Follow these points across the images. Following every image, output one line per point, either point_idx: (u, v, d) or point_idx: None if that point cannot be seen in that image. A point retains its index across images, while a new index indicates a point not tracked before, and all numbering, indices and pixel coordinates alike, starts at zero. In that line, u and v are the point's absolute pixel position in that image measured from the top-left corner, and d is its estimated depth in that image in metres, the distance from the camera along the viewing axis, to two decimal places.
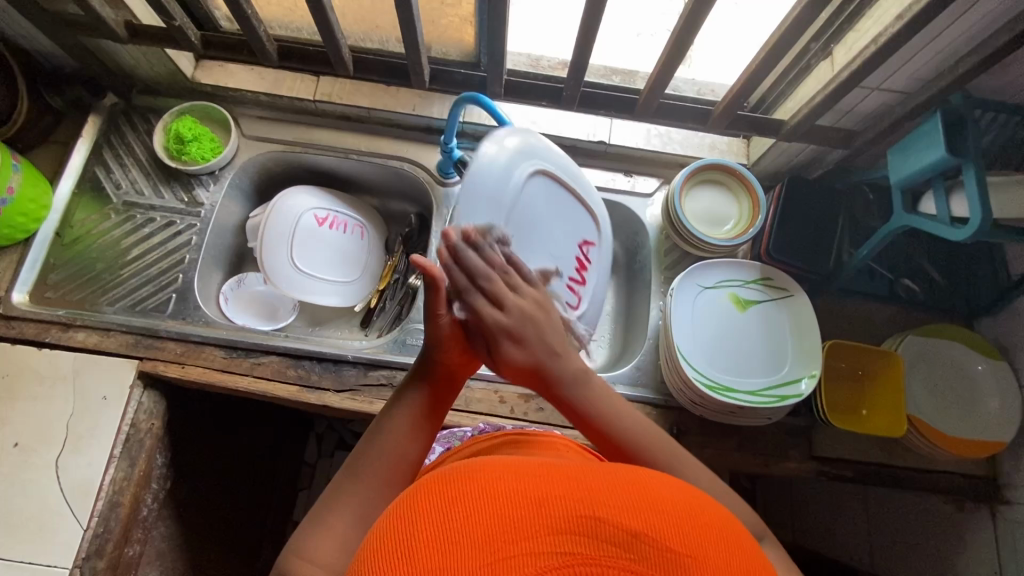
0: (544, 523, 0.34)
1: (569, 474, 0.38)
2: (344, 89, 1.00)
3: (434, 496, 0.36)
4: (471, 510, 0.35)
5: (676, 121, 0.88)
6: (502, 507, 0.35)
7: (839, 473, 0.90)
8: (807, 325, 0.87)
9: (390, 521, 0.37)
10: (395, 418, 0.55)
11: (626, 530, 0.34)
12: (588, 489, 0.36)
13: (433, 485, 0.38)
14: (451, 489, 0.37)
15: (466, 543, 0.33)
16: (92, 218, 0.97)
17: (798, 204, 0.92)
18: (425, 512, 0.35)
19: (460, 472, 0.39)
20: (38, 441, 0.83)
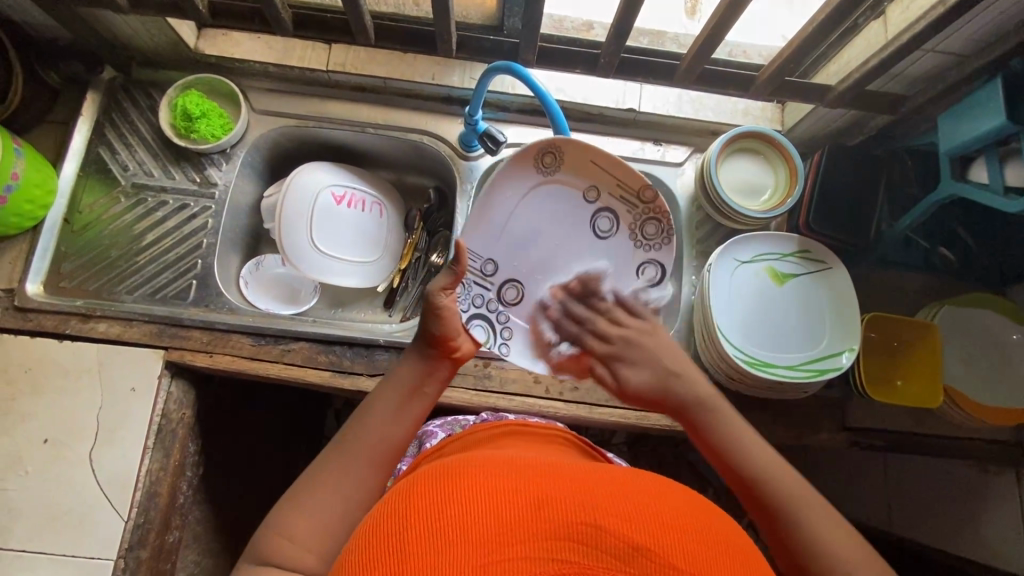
0: (546, 530, 0.35)
1: (578, 480, 0.39)
2: (359, 57, 0.95)
3: (443, 485, 0.38)
4: (476, 503, 0.36)
5: (716, 87, 0.83)
6: (505, 507, 0.36)
7: (871, 442, 0.91)
8: (846, 298, 0.85)
9: (388, 513, 0.38)
10: (384, 394, 0.58)
11: (627, 542, 0.34)
12: (597, 499, 0.37)
13: (448, 473, 0.40)
14: (462, 481, 0.38)
15: (463, 540, 0.34)
16: (101, 202, 0.93)
17: (839, 171, 0.88)
18: (431, 494, 0.37)
19: (466, 471, 0.40)
20: (69, 435, 0.82)
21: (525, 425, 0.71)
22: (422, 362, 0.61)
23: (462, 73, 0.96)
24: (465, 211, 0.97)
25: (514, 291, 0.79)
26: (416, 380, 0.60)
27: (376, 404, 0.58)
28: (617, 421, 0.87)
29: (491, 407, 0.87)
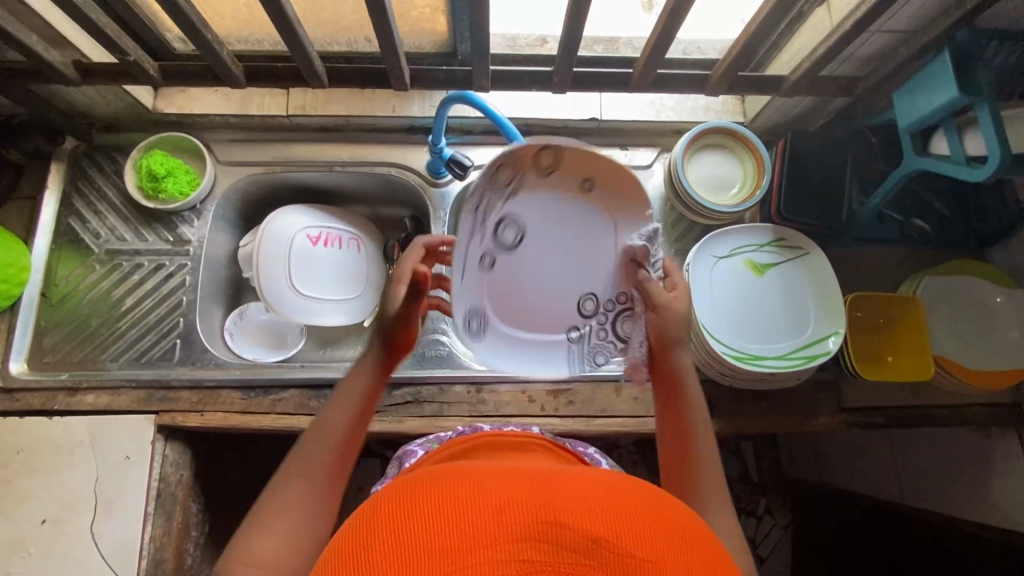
0: (503, 530, 0.34)
1: (538, 480, 0.39)
2: (317, 98, 0.95)
3: (394, 505, 0.37)
4: (433, 516, 0.35)
5: (675, 90, 0.83)
6: (466, 513, 0.35)
7: (870, 421, 0.91)
8: (827, 281, 0.86)
9: (348, 533, 0.36)
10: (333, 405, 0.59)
11: (585, 535, 0.34)
12: (555, 496, 0.37)
13: (402, 490, 0.38)
14: (414, 496, 0.37)
15: (421, 553, 0.32)
16: (76, 272, 0.92)
17: (804, 157, 0.88)
18: (384, 519, 0.36)
19: (425, 483, 0.39)
20: (68, 513, 0.81)
21: (497, 433, 0.71)
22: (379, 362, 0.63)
23: (421, 101, 0.96)
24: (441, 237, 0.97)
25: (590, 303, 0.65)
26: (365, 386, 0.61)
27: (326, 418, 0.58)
28: (615, 430, 0.87)
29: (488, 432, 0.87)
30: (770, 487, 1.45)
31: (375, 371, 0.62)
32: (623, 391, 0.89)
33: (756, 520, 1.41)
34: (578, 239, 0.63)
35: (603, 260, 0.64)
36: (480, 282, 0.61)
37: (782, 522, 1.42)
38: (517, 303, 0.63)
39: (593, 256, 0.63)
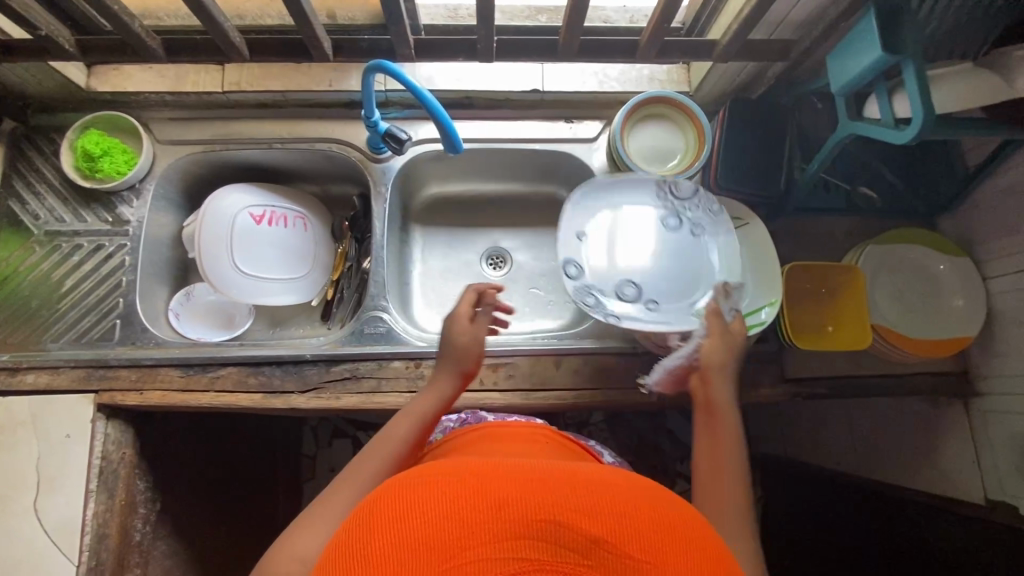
0: (505, 530, 0.36)
1: (539, 477, 0.41)
2: (252, 74, 0.93)
3: (407, 498, 0.40)
4: (437, 513, 0.38)
5: (606, 58, 0.81)
6: (470, 512, 0.38)
7: (814, 391, 0.90)
8: (765, 251, 0.84)
9: (353, 528, 0.40)
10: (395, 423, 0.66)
11: (585, 535, 0.36)
12: (554, 493, 0.39)
13: (409, 485, 0.41)
14: (426, 492, 0.40)
15: (426, 550, 0.36)
16: (16, 254, 0.92)
17: (743, 125, 0.87)
18: (398, 505, 0.39)
19: (428, 479, 0.42)
20: (10, 492, 0.82)
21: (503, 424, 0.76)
22: (452, 377, 0.71)
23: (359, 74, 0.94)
24: (381, 213, 0.96)
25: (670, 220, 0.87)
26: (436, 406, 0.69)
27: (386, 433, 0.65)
28: (554, 404, 0.87)
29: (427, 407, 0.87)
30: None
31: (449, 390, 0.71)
32: (563, 365, 0.89)
33: None
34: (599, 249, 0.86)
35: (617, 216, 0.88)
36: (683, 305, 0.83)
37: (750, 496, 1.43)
38: (689, 287, 0.84)
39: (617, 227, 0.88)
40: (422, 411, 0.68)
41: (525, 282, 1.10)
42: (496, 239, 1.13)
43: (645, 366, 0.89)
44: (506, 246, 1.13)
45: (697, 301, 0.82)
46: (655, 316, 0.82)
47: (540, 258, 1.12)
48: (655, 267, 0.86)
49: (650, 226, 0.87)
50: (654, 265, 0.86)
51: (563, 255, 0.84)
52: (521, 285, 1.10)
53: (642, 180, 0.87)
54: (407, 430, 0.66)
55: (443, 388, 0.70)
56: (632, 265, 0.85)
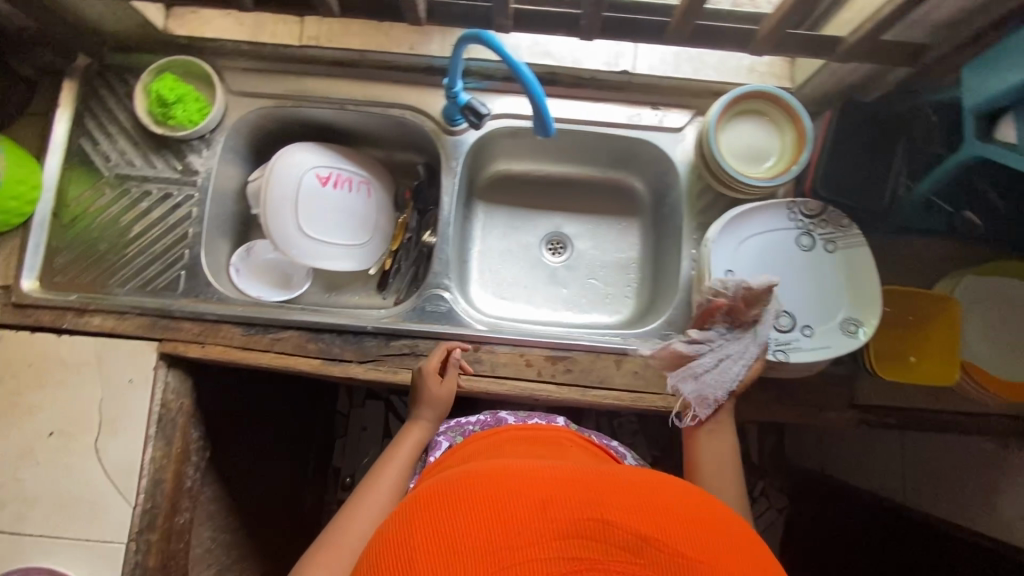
0: (556, 530, 0.39)
1: (575, 481, 0.44)
2: (332, 29, 0.92)
3: (450, 506, 0.42)
4: (486, 518, 0.40)
5: (712, 47, 0.73)
6: (518, 515, 0.40)
7: (882, 420, 0.86)
8: (864, 267, 0.79)
9: (396, 539, 0.41)
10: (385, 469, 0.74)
11: (633, 534, 0.39)
12: (593, 497, 0.42)
13: (448, 495, 0.44)
14: (467, 498, 0.42)
15: (481, 555, 0.38)
16: (87, 194, 0.92)
17: (850, 131, 0.81)
18: (440, 508, 0.42)
19: (467, 486, 0.44)
20: (74, 428, 0.84)
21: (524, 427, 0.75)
22: (429, 425, 0.81)
23: (441, 41, 0.92)
24: (451, 188, 0.93)
25: (807, 238, 0.81)
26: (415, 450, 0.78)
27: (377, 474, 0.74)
28: (611, 403, 0.85)
29: (482, 392, 0.85)
30: (769, 468, 1.43)
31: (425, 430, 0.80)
32: (624, 364, 0.86)
33: None
34: (740, 285, 0.80)
35: (752, 247, 0.81)
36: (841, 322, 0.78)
37: (777, 504, 1.39)
38: (837, 302, 0.79)
39: (755, 258, 0.81)
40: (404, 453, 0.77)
41: (585, 272, 1.07)
42: (558, 223, 1.09)
43: None
44: (567, 232, 1.09)
45: (845, 317, 0.78)
46: (811, 343, 0.78)
47: (602, 247, 1.08)
48: (800, 287, 0.80)
49: (782, 252, 0.81)
50: (796, 288, 0.80)
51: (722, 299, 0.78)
52: (580, 274, 1.07)
53: (772, 206, 0.81)
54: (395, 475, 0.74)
55: (416, 437, 0.79)
56: (776, 295, 0.80)
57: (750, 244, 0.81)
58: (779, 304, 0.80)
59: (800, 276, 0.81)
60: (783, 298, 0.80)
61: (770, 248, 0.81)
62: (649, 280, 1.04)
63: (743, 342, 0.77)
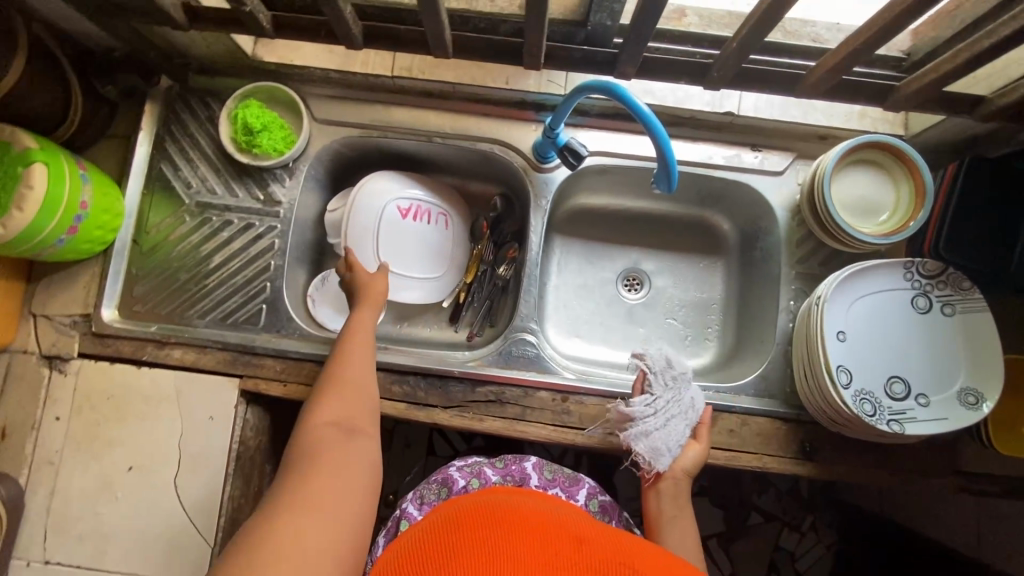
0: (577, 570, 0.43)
1: (605, 543, 0.49)
2: (425, 61, 0.89)
3: (490, 530, 0.47)
4: (517, 544, 0.45)
5: (850, 100, 0.69)
6: (547, 552, 0.45)
7: (985, 489, 0.83)
8: (987, 335, 0.75)
9: (434, 544, 0.47)
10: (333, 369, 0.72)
11: None
12: (619, 558, 0.46)
13: (488, 519, 0.49)
14: (506, 527, 0.48)
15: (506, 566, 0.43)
16: (167, 221, 0.90)
17: (974, 190, 0.77)
18: (482, 526, 0.48)
19: (509, 518, 0.49)
20: (153, 463, 0.83)
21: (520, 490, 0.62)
22: (369, 307, 0.81)
23: (539, 76, 0.89)
24: (539, 228, 0.90)
25: (923, 300, 0.77)
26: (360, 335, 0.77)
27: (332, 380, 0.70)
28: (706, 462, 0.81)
29: (571, 444, 0.82)
30: (820, 502, 1.29)
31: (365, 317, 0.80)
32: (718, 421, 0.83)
33: (798, 535, 1.27)
34: (851, 347, 0.76)
35: (864, 305, 0.77)
36: (958, 392, 0.74)
37: (826, 541, 1.27)
38: (953, 371, 0.75)
39: (868, 317, 0.77)
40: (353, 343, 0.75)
41: (663, 311, 1.01)
42: (636, 259, 1.04)
43: (807, 436, 0.83)
44: (645, 268, 1.03)
45: (964, 387, 0.75)
46: (928, 414, 0.74)
47: (682, 286, 1.02)
48: (914, 351, 0.77)
49: (896, 313, 0.77)
50: (908, 351, 0.77)
51: (834, 361, 0.75)
52: (658, 313, 1.01)
53: (891, 264, 0.77)
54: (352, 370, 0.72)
55: (369, 311, 0.80)
56: (890, 360, 0.76)
57: (863, 302, 0.77)
58: (892, 369, 0.76)
59: (912, 341, 0.77)
60: (897, 364, 0.76)
61: (884, 309, 0.77)
62: (733, 326, 0.98)
63: (858, 410, 0.73)
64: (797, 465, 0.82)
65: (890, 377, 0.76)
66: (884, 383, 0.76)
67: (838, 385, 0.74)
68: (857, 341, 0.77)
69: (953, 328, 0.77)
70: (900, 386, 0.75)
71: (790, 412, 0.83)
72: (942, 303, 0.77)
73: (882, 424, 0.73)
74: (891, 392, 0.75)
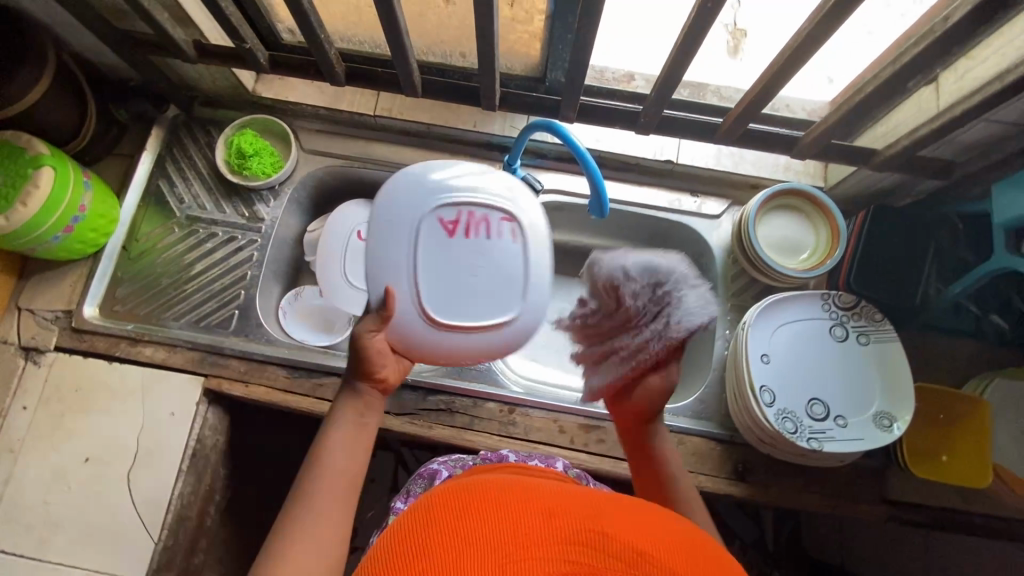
0: (556, 535, 0.38)
1: (587, 505, 0.43)
2: (404, 104, 1.00)
3: (463, 506, 0.41)
4: (492, 518, 0.39)
5: (760, 147, 0.79)
6: (521, 515, 0.40)
7: (912, 518, 0.86)
8: (898, 364, 0.82)
9: (404, 528, 0.41)
10: (327, 448, 0.58)
11: (630, 548, 0.37)
12: (599, 517, 0.41)
13: (461, 494, 0.43)
14: (477, 502, 0.41)
15: (482, 545, 0.37)
16: (157, 231, 0.98)
17: (882, 234, 0.85)
18: (456, 505, 0.42)
19: (479, 491, 0.43)
20: (109, 456, 0.85)
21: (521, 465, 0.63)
22: (360, 390, 0.63)
23: (502, 121, 1.00)
24: None
25: (840, 329, 0.84)
26: (356, 412, 0.62)
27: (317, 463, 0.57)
28: None
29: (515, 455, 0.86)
30: None
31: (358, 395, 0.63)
32: None
33: None
34: (776, 369, 0.82)
35: (787, 331, 0.84)
36: (874, 416, 0.80)
37: None
38: (867, 397, 0.81)
39: (792, 343, 0.84)
40: (348, 422, 0.61)
41: None
42: None
43: (740, 458, 0.87)
44: None
45: (879, 411, 0.80)
46: (846, 434, 0.79)
47: None
48: (833, 377, 0.83)
49: (817, 341, 0.84)
50: (828, 375, 0.83)
51: (758, 381, 0.81)
52: None
53: (810, 295, 0.84)
54: (344, 449, 0.58)
55: (355, 396, 0.62)
56: (810, 383, 0.82)
57: (786, 329, 0.84)
58: (813, 391, 0.82)
59: (830, 367, 0.83)
60: (817, 388, 0.82)
61: (806, 335, 0.84)
62: None
63: (779, 427, 0.78)
64: (730, 486, 0.85)
65: (812, 399, 0.81)
66: (805, 404, 0.81)
67: (761, 405, 0.79)
68: (782, 364, 0.83)
69: (868, 358, 0.83)
70: (820, 407, 0.81)
71: (724, 433, 0.88)
72: (857, 333, 0.84)
73: (802, 442, 0.78)
74: (811, 413, 0.81)
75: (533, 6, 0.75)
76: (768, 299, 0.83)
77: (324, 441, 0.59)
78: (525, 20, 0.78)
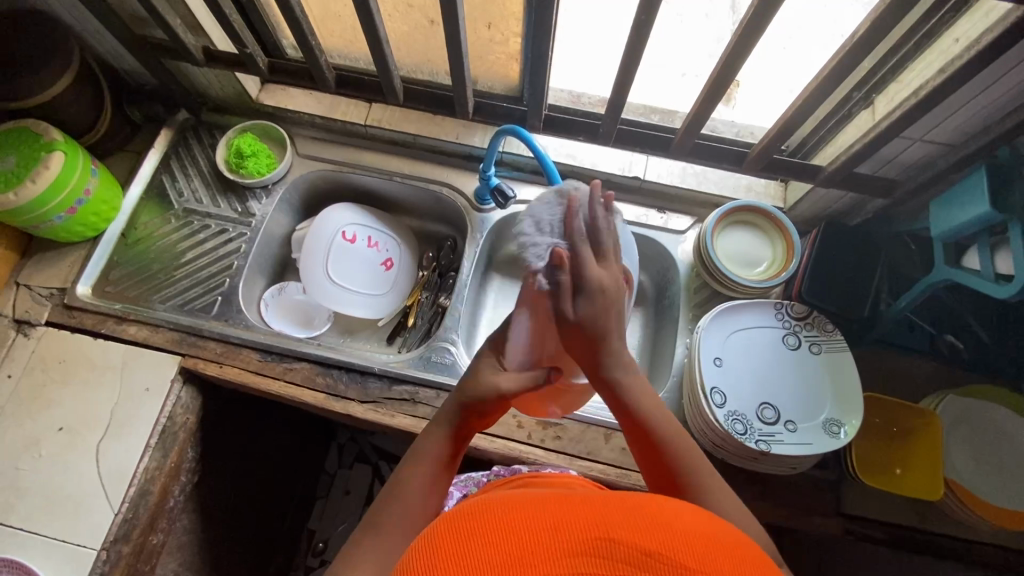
0: (560, 546, 0.33)
1: (590, 503, 0.38)
2: (393, 115, 1.07)
3: (458, 526, 0.36)
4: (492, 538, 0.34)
5: (713, 161, 0.89)
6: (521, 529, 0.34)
7: (868, 533, 0.85)
8: (847, 374, 0.84)
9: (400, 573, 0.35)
10: (407, 481, 0.55)
11: (640, 549, 0.33)
12: (602, 514, 0.36)
13: (453, 516, 0.37)
14: (471, 521, 0.36)
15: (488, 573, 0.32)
16: (155, 221, 1.05)
17: (832, 250, 0.89)
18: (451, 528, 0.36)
19: (469, 508, 0.37)
20: (81, 426, 0.89)
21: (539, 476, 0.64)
22: (445, 427, 0.59)
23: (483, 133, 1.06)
24: (472, 257, 1.03)
25: (793, 338, 0.87)
26: (440, 450, 0.58)
27: (393, 497, 0.55)
28: (597, 476, 0.86)
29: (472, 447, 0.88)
30: None
31: (444, 437, 0.59)
32: (613, 439, 0.88)
33: None
34: (729, 374, 0.85)
35: (742, 338, 0.87)
36: (824, 423, 0.81)
37: None
38: (817, 404, 0.83)
39: (746, 350, 0.87)
40: (432, 455, 0.58)
41: None
42: None
43: None
44: None
45: (828, 418, 0.82)
46: (795, 439, 0.80)
47: None
48: (784, 384, 0.85)
49: (771, 349, 0.87)
50: (779, 382, 0.85)
51: (709, 383, 0.83)
52: None
53: (762, 304, 0.88)
54: (420, 483, 0.55)
55: (439, 435, 0.59)
56: (762, 389, 0.85)
57: (740, 336, 0.87)
58: (766, 397, 0.84)
59: (782, 374, 0.86)
60: (768, 393, 0.84)
61: (760, 343, 0.87)
62: (646, 367, 1.06)
63: (728, 427, 0.80)
64: None
65: (764, 404, 0.84)
66: (756, 409, 0.83)
67: (713, 407, 0.81)
68: (735, 369, 0.86)
69: (819, 367, 0.85)
70: (771, 412, 0.83)
71: None
72: (809, 342, 0.87)
73: (751, 444, 0.79)
74: (762, 417, 0.82)
75: (509, 30, 0.83)
76: (723, 305, 0.87)
77: (402, 475, 0.56)
78: (501, 42, 0.86)
